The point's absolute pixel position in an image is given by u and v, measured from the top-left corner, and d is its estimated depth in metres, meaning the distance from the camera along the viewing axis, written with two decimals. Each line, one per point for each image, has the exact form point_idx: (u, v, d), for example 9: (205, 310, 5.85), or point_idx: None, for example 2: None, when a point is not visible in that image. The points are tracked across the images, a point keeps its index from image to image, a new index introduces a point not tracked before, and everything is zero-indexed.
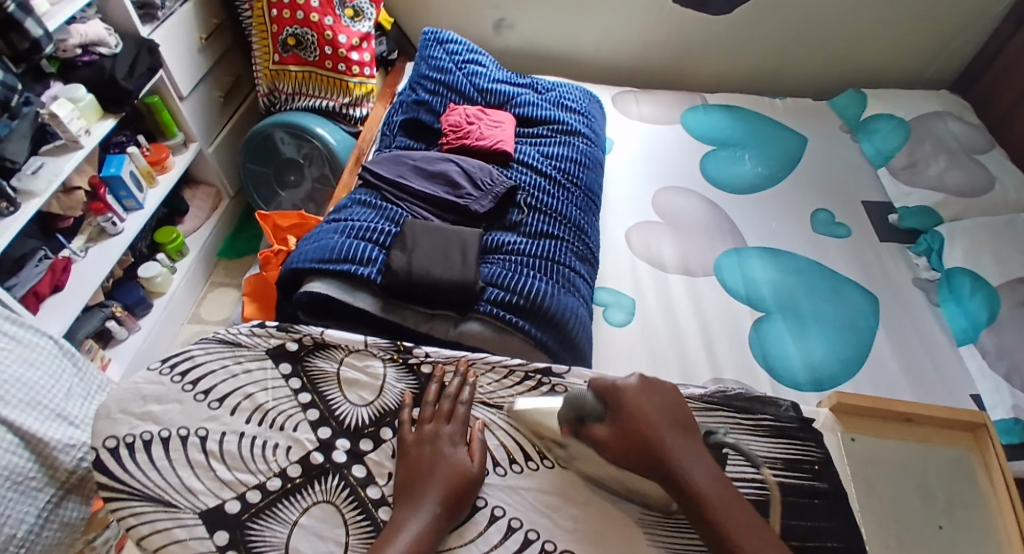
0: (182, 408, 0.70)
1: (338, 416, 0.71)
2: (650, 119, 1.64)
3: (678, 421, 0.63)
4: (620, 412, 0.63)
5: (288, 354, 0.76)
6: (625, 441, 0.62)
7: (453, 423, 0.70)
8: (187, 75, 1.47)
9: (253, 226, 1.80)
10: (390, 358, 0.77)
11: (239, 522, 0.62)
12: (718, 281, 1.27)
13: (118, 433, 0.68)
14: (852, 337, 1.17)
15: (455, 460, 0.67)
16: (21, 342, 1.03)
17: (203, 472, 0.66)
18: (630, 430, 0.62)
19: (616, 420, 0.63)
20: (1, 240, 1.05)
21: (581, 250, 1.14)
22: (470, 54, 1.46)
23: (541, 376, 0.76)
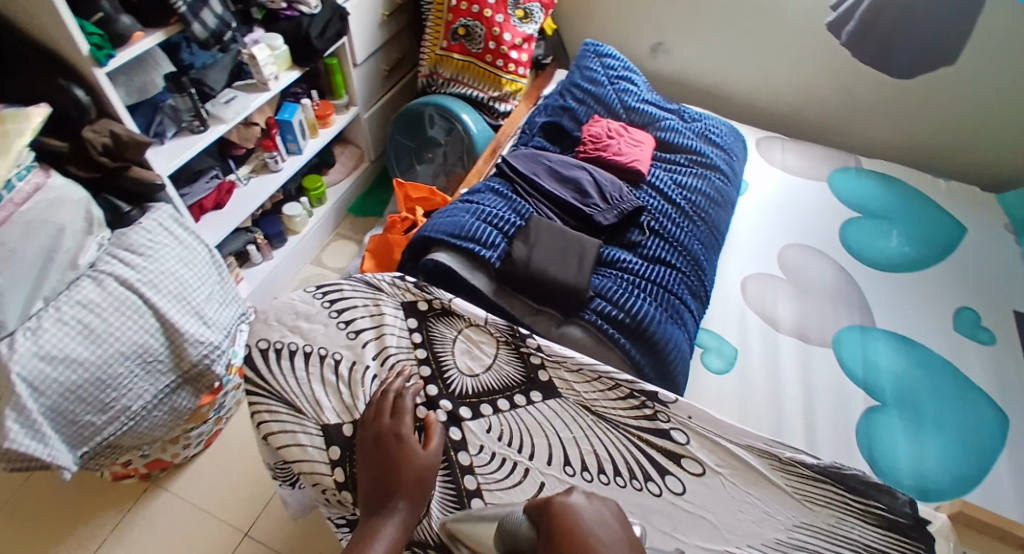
0: (325, 330, 0.80)
1: (446, 380, 0.77)
2: (793, 170, 1.57)
3: (626, 538, 0.54)
4: (547, 553, 0.53)
5: (417, 312, 0.83)
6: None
7: (396, 417, 0.70)
8: (366, 44, 1.61)
9: (385, 192, 1.93)
10: (504, 341, 0.81)
11: (349, 443, 0.72)
12: (834, 355, 1.20)
13: (271, 337, 0.80)
14: (975, 450, 1.06)
15: (407, 455, 0.67)
16: (181, 241, 1.15)
17: (329, 393, 0.75)
18: None
19: (546, 551, 0.53)
20: (189, 152, 1.21)
21: (695, 285, 1.11)
22: (625, 71, 1.47)
23: (646, 399, 0.75)
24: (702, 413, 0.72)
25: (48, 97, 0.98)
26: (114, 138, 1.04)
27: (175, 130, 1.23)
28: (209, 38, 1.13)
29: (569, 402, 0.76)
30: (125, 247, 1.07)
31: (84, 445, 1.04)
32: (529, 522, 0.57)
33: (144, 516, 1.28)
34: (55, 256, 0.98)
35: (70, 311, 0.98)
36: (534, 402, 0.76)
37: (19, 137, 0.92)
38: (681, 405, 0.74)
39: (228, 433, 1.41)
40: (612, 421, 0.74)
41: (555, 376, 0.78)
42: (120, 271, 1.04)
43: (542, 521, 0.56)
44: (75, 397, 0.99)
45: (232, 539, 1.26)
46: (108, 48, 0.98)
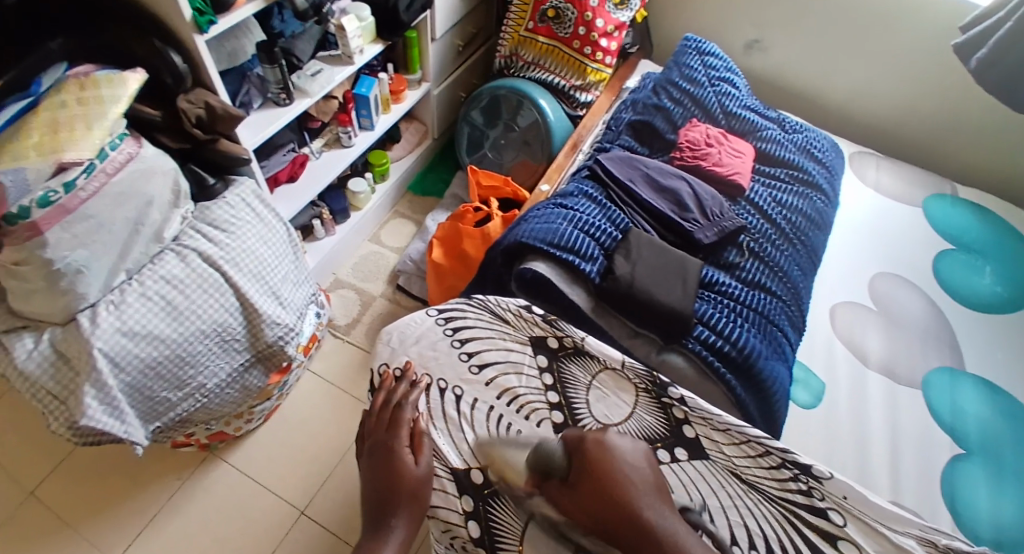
0: (447, 361, 0.82)
1: (578, 427, 0.76)
2: (887, 192, 1.46)
3: (650, 480, 0.60)
4: (585, 470, 0.59)
5: (548, 349, 0.81)
6: (581, 502, 0.58)
7: (397, 429, 0.74)
8: (446, 18, 1.52)
9: (445, 171, 1.87)
10: (643, 388, 0.77)
11: (481, 495, 0.74)
12: (923, 397, 1.11)
13: (392, 364, 0.83)
14: None
15: (401, 468, 0.71)
16: (261, 218, 1.11)
17: (453, 428, 0.78)
18: (594, 501, 0.57)
19: (577, 480, 0.59)
20: (277, 124, 1.17)
21: (794, 315, 1.05)
22: (727, 71, 1.39)
23: (799, 472, 0.68)
24: (861, 494, 0.65)
25: (144, 61, 0.93)
26: (207, 110, 0.99)
27: (261, 101, 1.18)
28: (308, 9, 1.08)
29: (714, 467, 0.72)
30: (208, 222, 1.04)
31: (158, 419, 1.04)
32: (562, 453, 0.63)
33: (202, 486, 1.29)
34: (141, 228, 0.95)
35: (153, 286, 0.97)
36: (678, 461, 0.72)
37: (116, 103, 0.87)
38: (837, 481, 0.66)
39: (286, 408, 1.40)
40: (764, 493, 0.69)
41: (702, 434, 0.73)
42: (203, 247, 1.02)
43: (577, 453, 0.61)
44: (154, 373, 0.98)
45: (288, 516, 1.26)
46: (210, 14, 0.93)
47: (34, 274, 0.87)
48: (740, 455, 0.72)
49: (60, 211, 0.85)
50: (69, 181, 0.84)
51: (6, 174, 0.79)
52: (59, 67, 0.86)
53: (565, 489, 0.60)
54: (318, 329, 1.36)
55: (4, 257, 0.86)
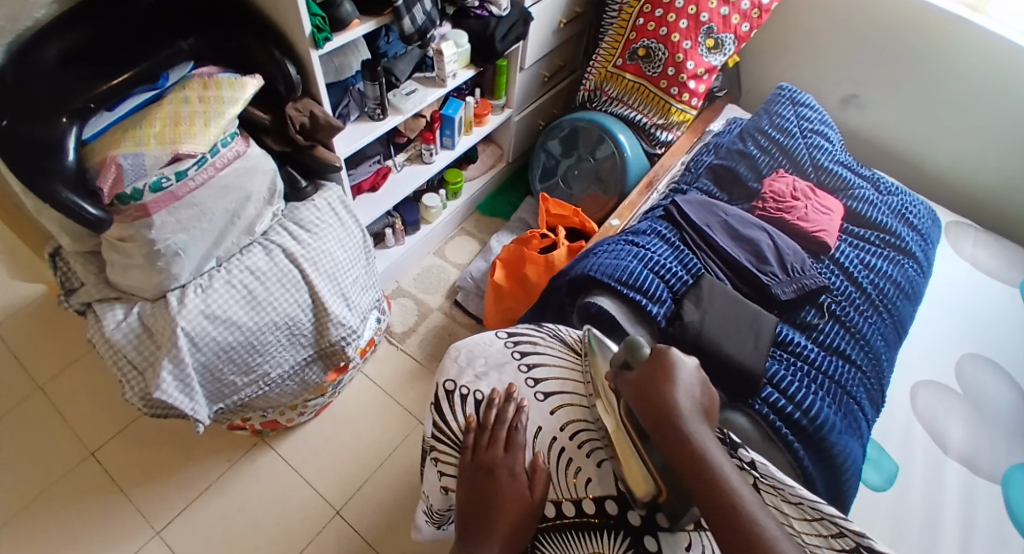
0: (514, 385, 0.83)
1: None
2: (983, 268, 1.37)
3: (702, 400, 0.68)
4: (653, 365, 0.69)
5: None
6: (644, 387, 0.68)
7: (509, 451, 0.77)
8: (537, 49, 1.56)
9: (515, 195, 1.90)
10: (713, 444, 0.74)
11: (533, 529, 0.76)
12: (1002, 494, 1.02)
13: (456, 381, 0.84)
14: None
15: (503, 490, 0.73)
16: (342, 223, 1.16)
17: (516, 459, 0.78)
18: (647, 394, 0.67)
19: (646, 368, 0.70)
20: (370, 136, 1.23)
21: (873, 386, 0.99)
22: (821, 124, 1.36)
23: None
24: None
25: (263, 68, 1.00)
26: (311, 119, 1.06)
27: (357, 113, 1.25)
28: (414, 33, 1.13)
29: None
30: (295, 221, 1.10)
31: (221, 401, 1.08)
32: (646, 351, 0.74)
33: (248, 470, 1.33)
34: (236, 220, 1.02)
35: (238, 275, 1.02)
36: None
37: (232, 105, 0.93)
38: None
39: (337, 406, 1.44)
40: None
41: (771, 504, 0.71)
42: (288, 244, 1.07)
43: (655, 351, 0.71)
44: (226, 357, 1.03)
45: (324, 513, 1.29)
46: (327, 31, 0.99)
47: (136, 251, 0.94)
48: (811, 533, 0.67)
49: (169, 197, 0.91)
50: (180, 170, 0.90)
51: (126, 157, 0.86)
52: (185, 65, 0.95)
53: (632, 380, 0.70)
54: (377, 334, 1.40)
55: (112, 232, 0.93)
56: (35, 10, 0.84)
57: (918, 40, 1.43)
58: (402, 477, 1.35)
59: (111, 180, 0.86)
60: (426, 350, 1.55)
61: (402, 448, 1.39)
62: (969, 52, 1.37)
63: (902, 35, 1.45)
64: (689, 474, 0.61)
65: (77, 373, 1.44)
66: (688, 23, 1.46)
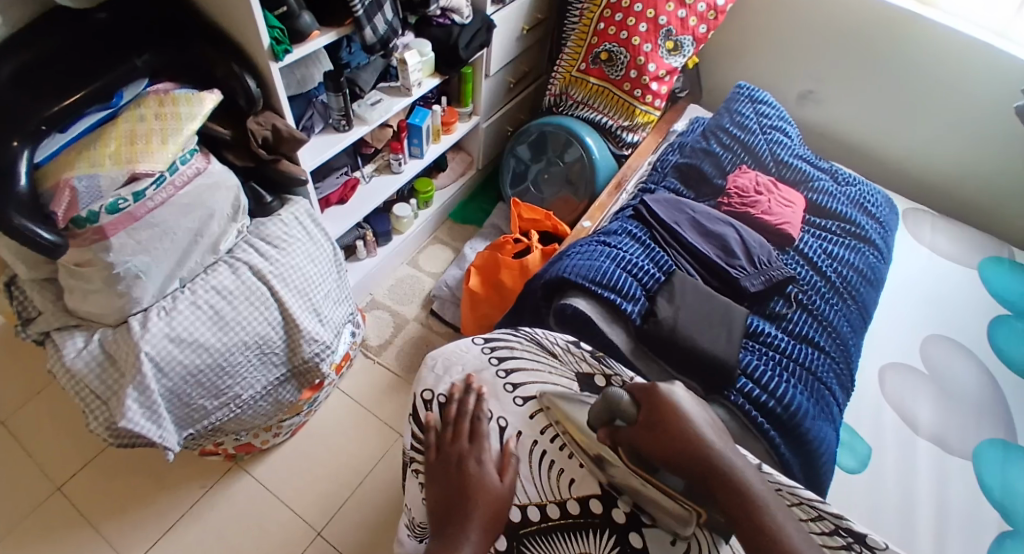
0: (493, 391, 0.81)
1: None
2: (942, 251, 1.41)
3: (713, 422, 0.65)
4: (655, 412, 0.65)
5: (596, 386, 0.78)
6: (661, 439, 0.64)
7: (474, 441, 0.76)
8: (501, 56, 1.56)
9: (486, 201, 1.90)
10: None
11: (517, 534, 0.77)
12: (972, 469, 1.05)
13: (434, 389, 0.83)
14: None
15: (474, 481, 0.73)
16: (310, 237, 1.14)
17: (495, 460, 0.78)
18: (668, 443, 0.63)
19: (649, 425, 0.64)
20: (337, 146, 1.23)
21: (843, 373, 1.02)
22: (779, 120, 1.39)
23: (856, 542, 0.62)
24: None
25: (222, 82, 0.98)
26: (274, 132, 1.04)
27: (322, 125, 1.24)
28: (376, 43, 1.12)
29: None
30: (261, 237, 1.08)
31: (191, 426, 1.05)
32: (632, 403, 0.68)
33: (224, 495, 1.29)
34: (199, 239, 0.99)
35: (203, 295, 1.00)
36: None
37: (190, 121, 0.91)
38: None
39: (314, 424, 1.41)
40: None
41: None
42: (254, 261, 1.05)
43: (648, 401, 0.66)
44: (194, 380, 1.00)
45: (304, 535, 1.25)
46: (287, 44, 0.98)
47: (95, 275, 0.91)
48: (791, 517, 0.68)
49: (128, 218, 0.88)
50: (138, 191, 0.88)
51: (81, 179, 0.83)
52: (140, 82, 0.92)
53: (638, 430, 0.65)
54: (352, 348, 1.37)
55: (69, 256, 0.90)
56: None
57: (869, 35, 1.48)
58: (384, 493, 1.33)
59: (66, 203, 0.83)
60: (403, 362, 1.53)
61: (383, 463, 1.37)
62: (918, 45, 1.42)
63: (855, 30, 1.49)
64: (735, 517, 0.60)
65: (39, 405, 1.39)
66: (648, 26, 1.48)
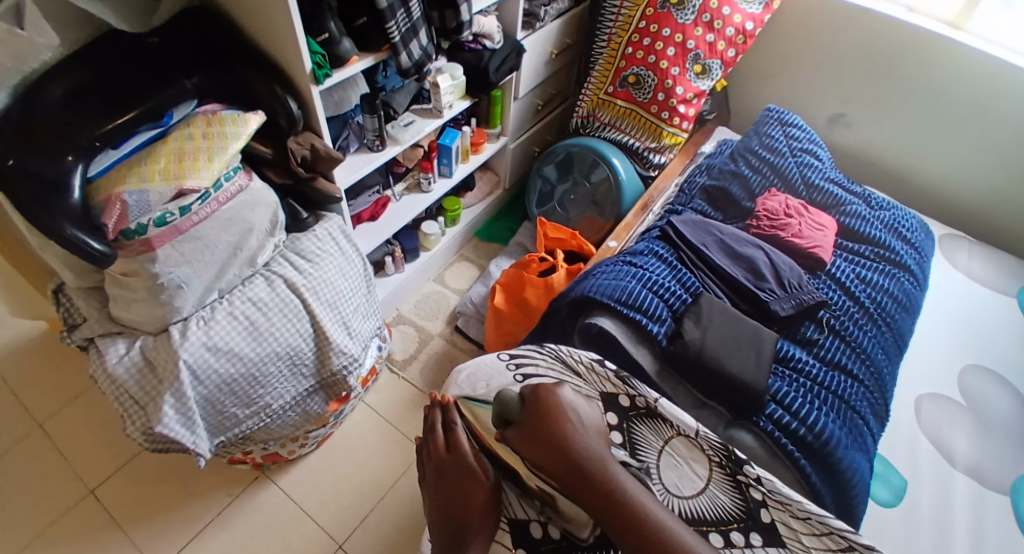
0: None
1: None
2: (978, 278, 1.38)
3: (594, 426, 0.75)
4: (535, 414, 0.74)
5: (619, 407, 0.82)
6: (539, 442, 0.72)
7: (455, 449, 0.86)
8: (530, 79, 1.60)
9: (512, 220, 1.92)
10: (718, 462, 0.76)
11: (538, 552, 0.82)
12: (1013, 507, 1.02)
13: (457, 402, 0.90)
14: None
15: (467, 484, 0.82)
16: (343, 252, 1.18)
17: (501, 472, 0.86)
18: (546, 443, 0.72)
19: (532, 424, 0.74)
20: (367, 167, 1.26)
21: (877, 400, 1.00)
22: (809, 143, 1.39)
23: None
24: None
25: (264, 103, 1.02)
26: (312, 151, 1.08)
27: (357, 145, 1.28)
28: (411, 67, 1.17)
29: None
30: (296, 251, 1.12)
31: (223, 434, 1.08)
32: (519, 401, 0.77)
33: (250, 505, 1.32)
34: (238, 253, 1.03)
35: (240, 306, 1.03)
36: (753, 546, 0.73)
37: (235, 141, 0.95)
38: None
39: (339, 437, 1.43)
40: None
41: (778, 520, 0.73)
42: (289, 274, 1.08)
43: (531, 399, 0.76)
44: (228, 389, 1.03)
45: (326, 548, 1.27)
46: (327, 68, 1.02)
47: (139, 285, 0.95)
48: (820, 547, 0.71)
49: (173, 231, 0.93)
50: (184, 205, 0.92)
51: (131, 194, 0.87)
52: (190, 103, 0.97)
53: (522, 433, 0.74)
54: (378, 362, 1.40)
55: (115, 266, 0.94)
56: (42, 52, 0.85)
57: (900, 60, 1.47)
58: (406, 507, 1.34)
59: (116, 215, 0.87)
60: (427, 377, 1.55)
61: (405, 478, 1.38)
62: (951, 70, 1.41)
63: (885, 55, 1.49)
64: (604, 506, 0.69)
65: (77, 409, 1.44)
66: (676, 50, 1.50)
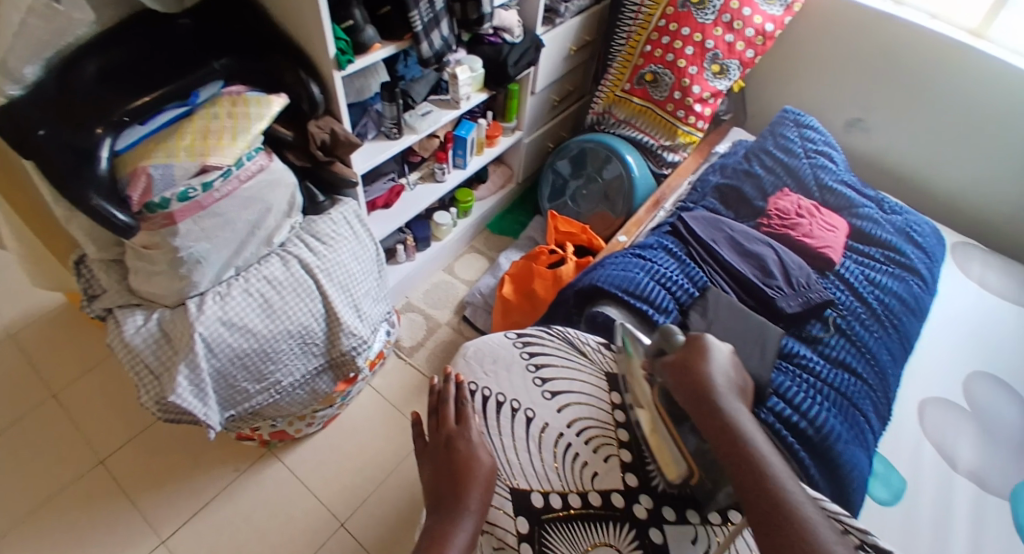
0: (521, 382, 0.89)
1: (647, 471, 0.81)
2: (992, 288, 1.38)
3: (734, 383, 0.73)
4: (689, 354, 0.74)
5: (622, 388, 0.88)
6: (684, 375, 0.72)
7: (462, 424, 0.83)
8: (548, 73, 1.61)
9: (524, 214, 1.94)
10: None
11: (538, 519, 0.78)
12: (1011, 513, 1.02)
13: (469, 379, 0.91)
14: None
15: (469, 459, 0.78)
16: (357, 236, 1.20)
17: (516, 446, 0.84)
18: (688, 377, 0.71)
19: (682, 359, 0.74)
20: (383, 153, 1.29)
21: (880, 401, 1.01)
22: (825, 145, 1.39)
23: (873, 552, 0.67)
24: None
25: (289, 87, 1.05)
26: (332, 136, 1.11)
27: (375, 132, 1.30)
28: (431, 56, 1.18)
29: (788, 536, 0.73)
30: (312, 233, 1.14)
31: (233, 407, 1.11)
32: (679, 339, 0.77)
33: (257, 479, 1.35)
34: (257, 231, 1.05)
35: (255, 284, 1.06)
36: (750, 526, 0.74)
37: (259, 120, 0.98)
38: None
39: (345, 418, 1.46)
40: None
41: None
42: (303, 255, 1.11)
43: (690, 342, 0.76)
44: (240, 364, 1.06)
45: (328, 525, 1.29)
46: (350, 54, 1.05)
47: (159, 257, 0.98)
48: None
49: (195, 206, 0.95)
50: (206, 181, 0.94)
51: (157, 168, 0.90)
52: (216, 83, 0.99)
53: (672, 360, 0.74)
54: (386, 347, 1.43)
55: (137, 240, 0.97)
56: (76, 27, 0.89)
57: (919, 66, 1.47)
58: (408, 490, 1.36)
59: (142, 188, 0.90)
60: (433, 364, 1.57)
61: (408, 462, 1.40)
62: (970, 78, 1.41)
63: (905, 61, 1.49)
64: (732, 463, 0.66)
65: (94, 379, 1.48)
66: (695, 50, 1.51)
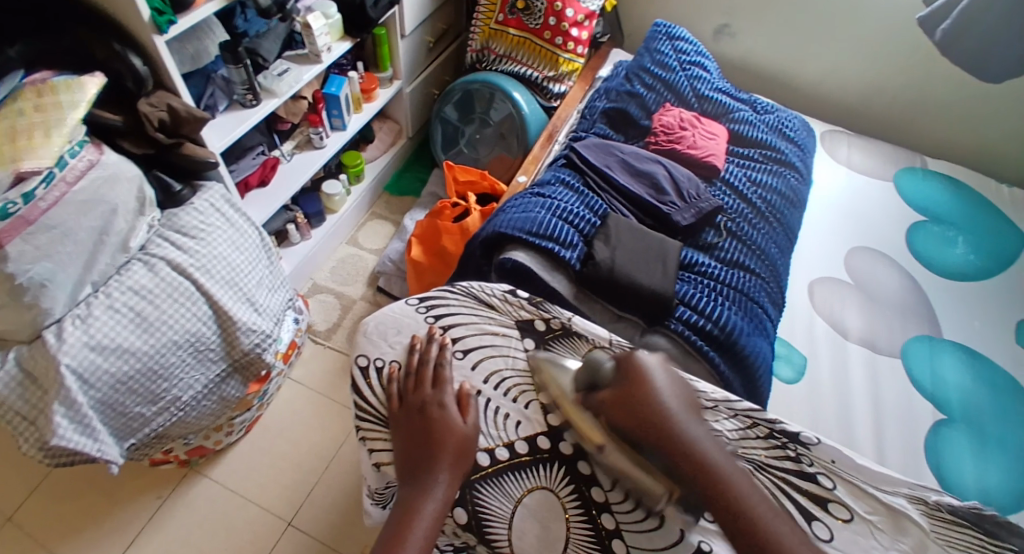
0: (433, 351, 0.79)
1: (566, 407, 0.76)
2: (859, 169, 1.47)
3: (683, 395, 0.66)
4: (626, 380, 0.66)
5: (535, 332, 0.81)
6: (627, 411, 0.64)
7: (436, 387, 0.75)
8: (415, 14, 1.50)
9: (421, 169, 1.85)
10: None
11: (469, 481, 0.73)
12: (904, 368, 1.12)
13: (370, 355, 0.81)
14: None
15: (444, 424, 0.72)
16: (232, 223, 1.09)
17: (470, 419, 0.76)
18: (636, 418, 0.63)
19: (621, 387, 0.66)
20: (243, 126, 1.15)
21: (773, 291, 1.06)
22: (697, 55, 1.40)
23: (788, 441, 0.67)
24: (849, 456, 0.65)
25: (104, 64, 0.91)
26: (171, 113, 0.97)
27: (227, 103, 1.17)
28: (271, 6, 1.07)
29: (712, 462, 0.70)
30: (176, 229, 1.02)
31: (132, 436, 1.00)
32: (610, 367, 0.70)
33: (184, 502, 1.25)
34: (107, 237, 0.92)
35: (121, 297, 0.94)
36: None
37: (74, 109, 0.84)
38: (824, 446, 0.66)
39: (269, 417, 1.38)
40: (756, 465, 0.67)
41: None
42: (171, 255, 0.99)
43: (622, 370, 0.67)
44: (127, 389, 0.95)
45: (275, 527, 1.23)
46: (169, 13, 0.90)
47: None
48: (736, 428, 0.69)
49: (21, 223, 0.81)
50: (27, 192, 0.81)
51: None
52: (14, 75, 0.83)
53: (610, 401, 0.66)
54: (297, 335, 1.34)
55: None
56: None
57: None
58: (352, 474, 1.32)
59: None
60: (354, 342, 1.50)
61: (347, 445, 1.35)
62: None
63: None
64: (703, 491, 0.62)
65: None
66: None
